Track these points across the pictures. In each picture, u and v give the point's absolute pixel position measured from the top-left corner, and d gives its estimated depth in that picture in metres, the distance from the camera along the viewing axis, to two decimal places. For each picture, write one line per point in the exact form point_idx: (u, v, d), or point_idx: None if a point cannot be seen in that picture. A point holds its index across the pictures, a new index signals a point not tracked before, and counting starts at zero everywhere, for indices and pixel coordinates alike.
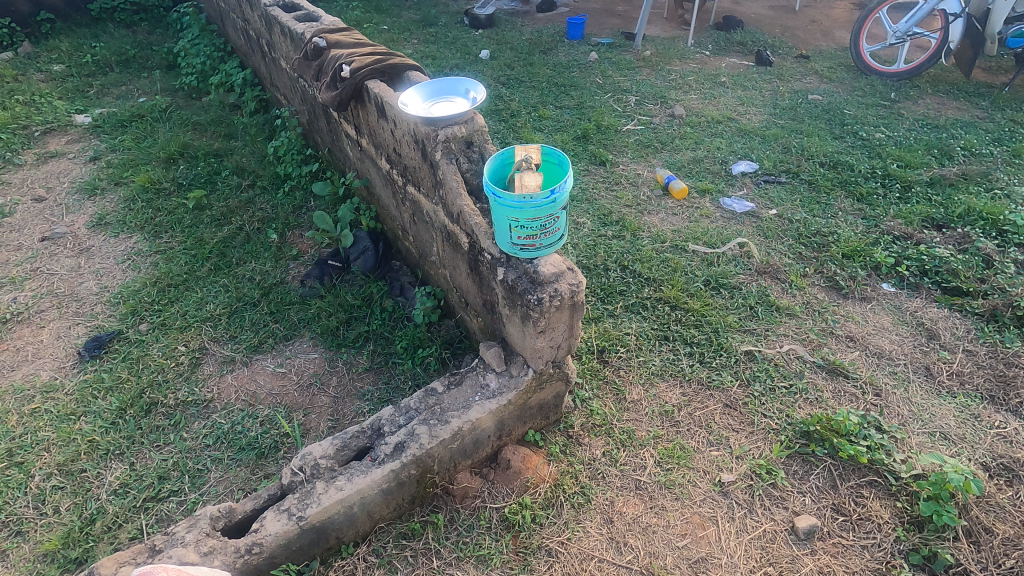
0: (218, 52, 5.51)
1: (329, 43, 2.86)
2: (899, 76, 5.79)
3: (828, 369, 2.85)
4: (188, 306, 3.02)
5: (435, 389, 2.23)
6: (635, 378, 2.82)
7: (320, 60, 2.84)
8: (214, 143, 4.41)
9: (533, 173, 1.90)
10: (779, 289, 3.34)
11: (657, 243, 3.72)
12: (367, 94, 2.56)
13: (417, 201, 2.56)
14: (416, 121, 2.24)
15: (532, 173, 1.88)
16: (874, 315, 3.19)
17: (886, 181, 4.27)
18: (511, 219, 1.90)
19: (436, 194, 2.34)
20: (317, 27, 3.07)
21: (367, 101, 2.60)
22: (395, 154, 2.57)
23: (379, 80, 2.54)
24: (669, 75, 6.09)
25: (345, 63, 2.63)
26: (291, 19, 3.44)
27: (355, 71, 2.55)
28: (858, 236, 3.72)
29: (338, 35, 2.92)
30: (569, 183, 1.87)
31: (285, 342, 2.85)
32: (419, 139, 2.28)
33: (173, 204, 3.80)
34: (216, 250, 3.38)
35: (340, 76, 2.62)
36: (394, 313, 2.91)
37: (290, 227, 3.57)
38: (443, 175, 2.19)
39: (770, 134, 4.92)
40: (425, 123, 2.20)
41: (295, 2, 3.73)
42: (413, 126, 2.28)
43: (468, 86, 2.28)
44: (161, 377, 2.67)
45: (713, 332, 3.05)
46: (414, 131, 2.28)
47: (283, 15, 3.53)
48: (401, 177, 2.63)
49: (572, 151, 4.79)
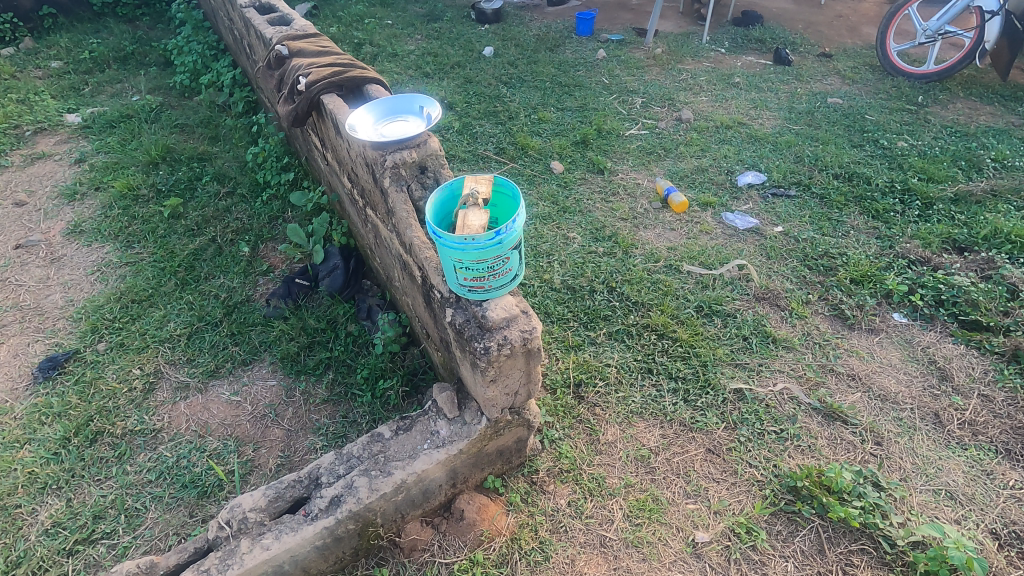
0: (212, 50, 5.40)
1: (292, 52, 2.75)
2: (928, 79, 5.39)
3: (825, 413, 2.60)
4: (149, 325, 2.91)
5: (381, 435, 2.06)
6: (612, 417, 2.61)
7: (282, 70, 2.74)
8: (199, 146, 4.30)
9: (481, 211, 1.73)
10: (777, 318, 3.09)
11: (649, 262, 3.49)
12: (323, 108, 2.43)
13: (376, 225, 2.39)
14: (365, 145, 2.08)
15: (479, 212, 1.72)
16: (880, 350, 2.93)
17: (906, 197, 3.95)
18: (455, 260, 1.72)
19: (389, 222, 2.17)
20: (284, 34, 2.97)
21: (324, 116, 2.47)
22: (353, 174, 2.41)
23: (336, 94, 2.43)
24: (680, 75, 5.78)
25: (303, 75, 2.51)
26: (264, 22, 3.34)
27: (310, 84, 2.43)
28: (869, 259, 3.43)
29: (302, 43, 2.81)
30: (520, 221, 1.69)
31: (243, 367, 2.72)
32: (369, 162, 2.11)
33: (148, 212, 3.69)
34: (185, 264, 3.27)
35: (297, 89, 2.50)
36: (358, 339, 2.76)
37: (263, 240, 3.44)
38: (392, 204, 2.02)
39: (782, 141, 4.62)
40: (374, 148, 2.04)
41: (272, 4, 3.62)
42: (363, 149, 2.12)
43: (422, 103, 2.16)
44: (112, 403, 2.56)
45: (701, 365, 2.82)
46: (364, 155, 2.11)
47: (258, 19, 3.40)
48: (361, 198, 2.47)
49: (570, 157, 4.54)
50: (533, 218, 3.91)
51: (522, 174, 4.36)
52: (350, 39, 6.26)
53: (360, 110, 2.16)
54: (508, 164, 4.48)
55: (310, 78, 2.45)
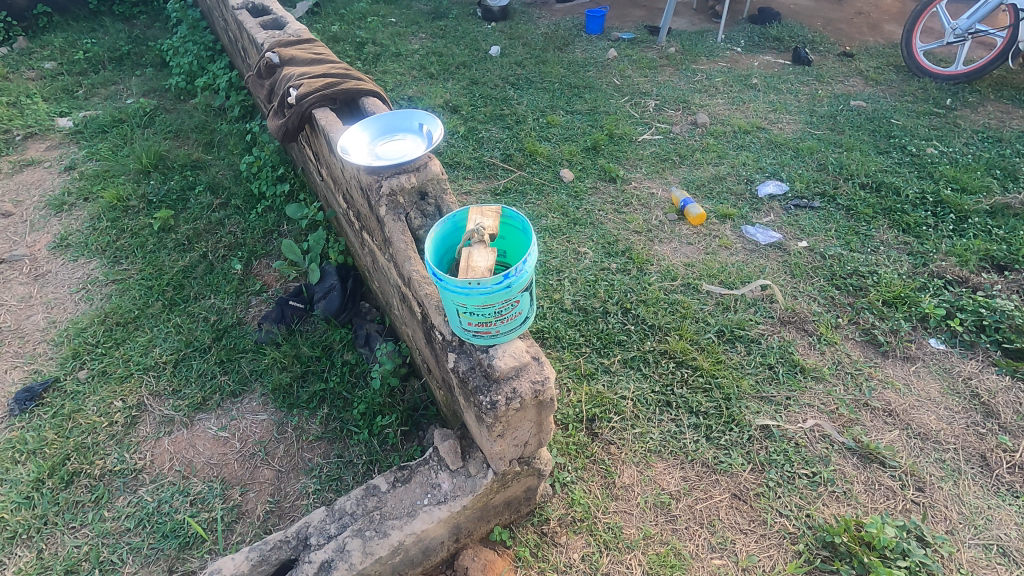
0: (208, 51, 5.20)
1: (284, 60, 2.63)
2: (957, 80, 5.12)
3: (860, 454, 2.40)
4: (133, 350, 2.73)
5: (377, 487, 1.87)
6: (629, 456, 2.42)
7: (273, 79, 2.61)
8: (192, 153, 4.11)
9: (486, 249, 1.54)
10: (804, 345, 2.88)
11: (666, 281, 3.28)
12: (315, 123, 2.27)
13: (373, 250, 2.20)
14: (359, 169, 1.89)
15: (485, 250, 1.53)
16: (917, 381, 2.72)
17: (938, 210, 3.71)
18: (458, 304, 1.52)
19: (386, 250, 1.97)
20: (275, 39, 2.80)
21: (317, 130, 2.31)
22: (348, 195, 2.22)
23: (329, 108, 2.27)
24: (694, 76, 5.54)
25: (293, 86, 2.35)
26: (256, 25, 3.18)
27: (302, 96, 2.26)
28: (902, 278, 3.20)
29: (294, 50, 2.66)
30: (532, 261, 1.49)
31: (232, 399, 2.54)
32: (364, 187, 1.92)
33: (138, 226, 3.51)
34: (174, 283, 3.09)
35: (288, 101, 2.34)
36: (355, 368, 2.57)
37: (256, 256, 3.26)
38: (388, 234, 1.83)
39: (804, 147, 4.38)
40: (368, 172, 1.85)
41: (264, 6, 3.47)
42: (356, 174, 1.93)
43: (422, 120, 1.95)
44: (90, 440, 2.38)
45: (724, 399, 2.62)
46: (359, 179, 1.92)
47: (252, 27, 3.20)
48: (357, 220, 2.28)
49: (580, 165, 4.32)
50: (542, 230, 3.71)
51: (530, 182, 4.15)
52: (352, 38, 6.05)
53: (356, 124, 1.97)
54: (515, 172, 4.27)
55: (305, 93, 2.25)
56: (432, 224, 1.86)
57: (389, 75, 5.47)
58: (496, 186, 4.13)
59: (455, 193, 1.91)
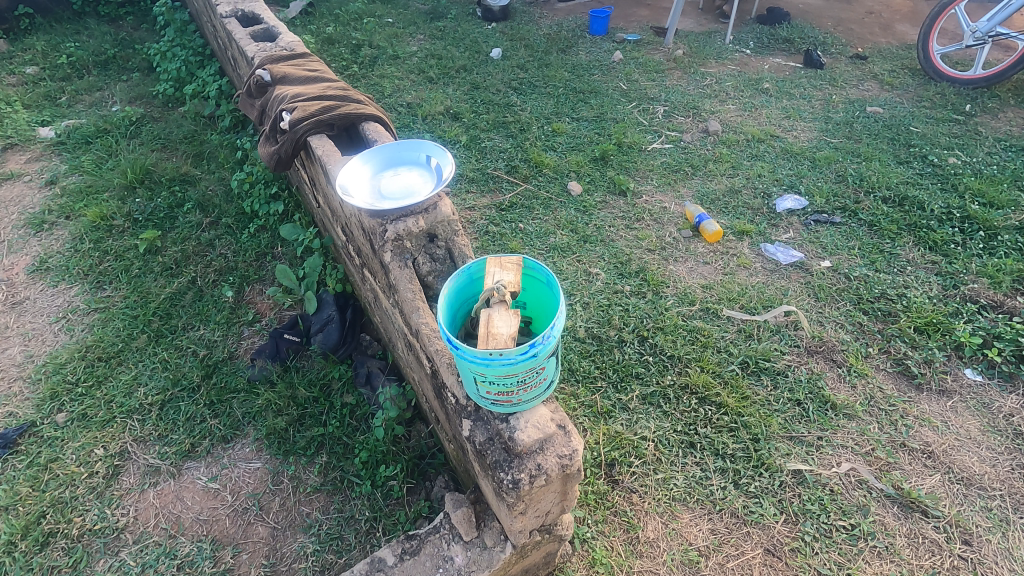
0: (197, 56, 4.97)
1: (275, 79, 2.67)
2: (976, 84, 4.94)
3: (901, 502, 2.24)
4: (116, 390, 2.54)
5: (383, 561, 1.70)
6: (652, 507, 2.26)
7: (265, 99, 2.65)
8: (181, 166, 3.89)
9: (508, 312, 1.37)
10: (834, 377, 2.71)
11: (683, 305, 3.10)
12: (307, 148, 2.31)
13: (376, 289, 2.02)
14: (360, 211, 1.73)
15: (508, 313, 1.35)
16: (955, 417, 2.56)
17: (966, 226, 3.53)
18: (476, 373, 1.34)
19: (391, 297, 1.79)
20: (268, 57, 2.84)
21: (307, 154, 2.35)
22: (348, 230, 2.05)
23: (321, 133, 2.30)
24: (703, 79, 5.35)
25: (284, 110, 2.39)
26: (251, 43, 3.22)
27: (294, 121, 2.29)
28: (932, 303, 3.03)
29: (287, 69, 2.71)
30: (561, 326, 1.32)
31: (223, 445, 2.36)
32: (366, 230, 1.75)
33: (122, 247, 3.30)
34: (160, 312, 2.89)
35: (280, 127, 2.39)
36: (356, 411, 2.40)
37: (249, 281, 3.06)
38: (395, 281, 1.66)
39: (821, 157, 4.20)
40: (370, 216, 1.71)
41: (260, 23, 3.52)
42: (358, 215, 1.75)
43: (430, 152, 1.84)
44: (68, 494, 2.19)
45: (751, 439, 2.46)
46: (360, 220, 1.75)
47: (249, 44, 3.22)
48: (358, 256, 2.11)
49: (588, 176, 4.13)
50: (551, 249, 3.52)
51: (537, 196, 3.95)
52: (348, 40, 5.81)
53: (355, 158, 1.82)
54: (520, 185, 4.07)
55: (301, 116, 2.27)
56: (443, 271, 1.73)
57: (386, 80, 5.25)
58: (502, 200, 3.93)
59: (467, 237, 1.75)
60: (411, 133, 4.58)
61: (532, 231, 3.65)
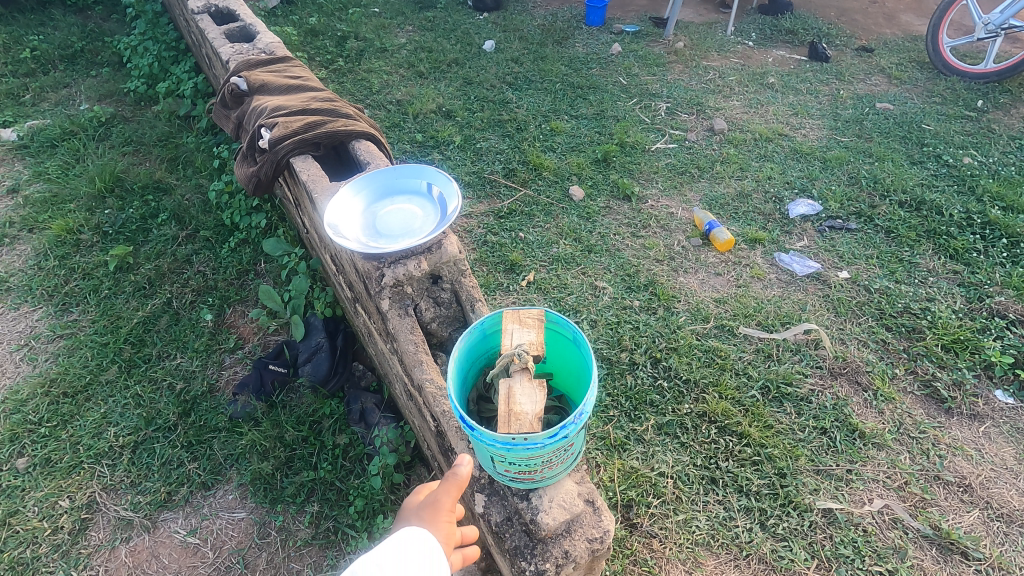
0: (171, 51, 4.66)
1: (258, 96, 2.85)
2: (987, 78, 4.77)
3: (940, 544, 2.09)
4: (83, 430, 2.31)
5: None
6: (675, 553, 2.08)
7: (249, 112, 2.82)
8: (155, 172, 3.62)
9: (531, 381, 1.32)
10: (860, 403, 2.54)
11: (697, 322, 2.91)
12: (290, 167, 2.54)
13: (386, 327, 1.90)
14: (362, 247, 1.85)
15: (530, 385, 1.31)
16: (989, 445, 2.41)
17: (987, 232, 3.37)
18: (494, 454, 1.21)
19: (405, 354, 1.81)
20: (247, 71, 2.96)
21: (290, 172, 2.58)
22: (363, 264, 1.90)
23: (306, 154, 2.53)
24: (705, 74, 5.13)
25: (268, 130, 2.58)
26: (234, 54, 3.24)
27: (277, 142, 2.49)
28: (958, 318, 2.87)
29: (271, 85, 2.89)
30: (590, 411, 1.18)
31: (203, 493, 2.14)
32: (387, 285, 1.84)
33: (90, 264, 3.03)
34: (133, 339, 2.65)
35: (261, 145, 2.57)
36: (350, 451, 2.20)
37: (230, 302, 2.83)
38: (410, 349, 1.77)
39: (832, 157, 4.01)
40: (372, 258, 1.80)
41: (241, 31, 3.51)
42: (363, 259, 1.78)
43: (432, 181, 2.03)
44: (29, 556, 1.97)
45: (777, 474, 2.29)
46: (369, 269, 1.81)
47: (225, 45, 3.33)
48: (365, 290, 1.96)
49: (590, 180, 3.90)
50: (554, 260, 3.30)
51: (537, 203, 3.73)
52: (332, 32, 5.50)
53: (348, 189, 2.01)
54: (519, 190, 3.84)
55: (287, 136, 2.49)
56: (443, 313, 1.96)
57: (374, 75, 4.97)
58: (500, 206, 3.71)
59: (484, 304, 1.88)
60: (402, 134, 4.33)
61: (534, 241, 3.43)
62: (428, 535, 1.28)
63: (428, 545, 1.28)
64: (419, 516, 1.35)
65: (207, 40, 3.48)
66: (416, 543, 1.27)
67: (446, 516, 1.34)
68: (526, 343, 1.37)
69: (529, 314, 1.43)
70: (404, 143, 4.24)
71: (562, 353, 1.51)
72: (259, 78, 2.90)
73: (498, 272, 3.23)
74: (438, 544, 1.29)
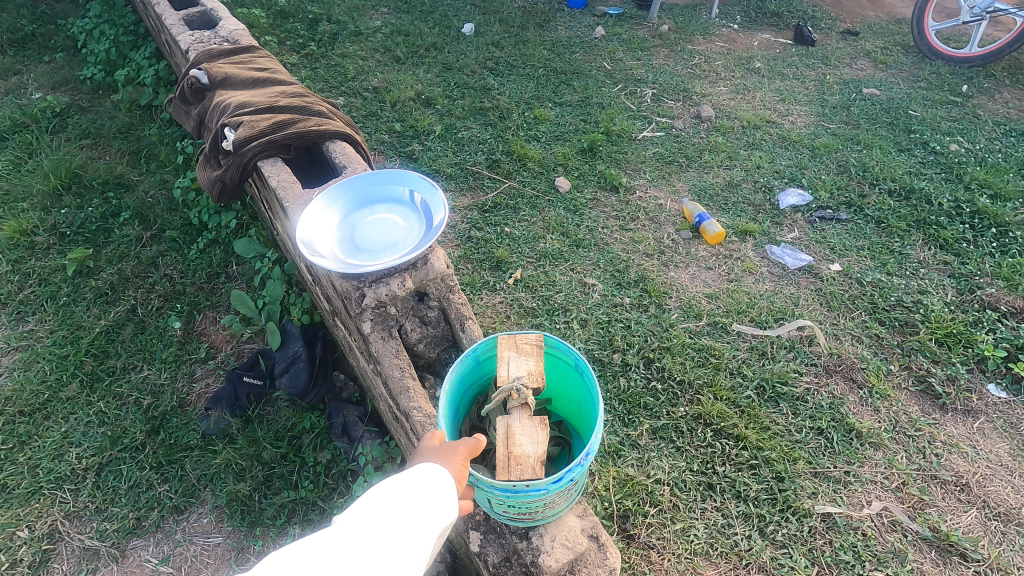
0: (130, 36, 4.37)
1: (222, 92, 2.67)
2: (971, 63, 4.74)
3: (939, 546, 2.07)
4: (43, 453, 2.15)
5: None
6: (673, 564, 2.03)
7: (211, 110, 2.63)
8: (115, 167, 3.39)
9: (529, 416, 1.49)
10: (856, 401, 2.50)
11: (689, 319, 2.83)
12: (258, 170, 2.38)
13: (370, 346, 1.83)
14: (337, 260, 1.73)
15: (530, 423, 1.47)
16: (984, 441, 2.39)
17: (976, 221, 3.35)
18: (495, 498, 1.37)
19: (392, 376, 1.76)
20: (208, 64, 2.76)
21: (257, 175, 2.42)
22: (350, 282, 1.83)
23: (276, 158, 2.38)
24: (691, 58, 5.00)
25: (232, 129, 2.41)
26: (194, 41, 3.06)
27: (242, 144, 2.33)
28: (950, 312, 2.84)
29: (234, 80, 2.70)
30: (595, 452, 1.39)
31: (176, 517, 2.01)
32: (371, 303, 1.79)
33: (46, 268, 2.83)
34: (95, 351, 2.48)
35: (225, 146, 2.40)
36: (332, 468, 2.09)
37: (199, 307, 2.67)
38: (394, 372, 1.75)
39: (821, 145, 3.94)
40: (347, 274, 1.67)
41: (202, 16, 3.32)
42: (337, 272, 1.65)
43: (414, 188, 1.94)
44: None
45: (774, 478, 2.24)
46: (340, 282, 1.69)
47: (184, 33, 3.13)
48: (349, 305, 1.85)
49: (576, 170, 3.77)
50: (541, 256, 3.18)
51: (523, 195, 3.59)
52: (303, 14, 5.23)
53: (322, 200, 1.89)
54: (503, 182, 3.70)
55: (253, 137, 2.34)
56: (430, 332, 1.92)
57: (348, 59, 4.75)
58: (484, 200, 3.57)
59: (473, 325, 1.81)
60: (379, 123, 4.14)
61: (520, 235, 3.31)
62: (444, 473, 1.29)
63: (441, 481, 1.29)
64: (435, 453, 1.38)
65: (165, 26, 3.28)
66: (428, 479, 1.28)
67: (462, 458, 1.36)
68: (524, 376, 1.52)
69: (528, 342, 1.59)
70: (381, 133, 4.06)
71: (562, 378, 1.78)
72: (221, 71, 2.71)
73: (483, 269, 3.11)
74: (451, 481, 1.30)
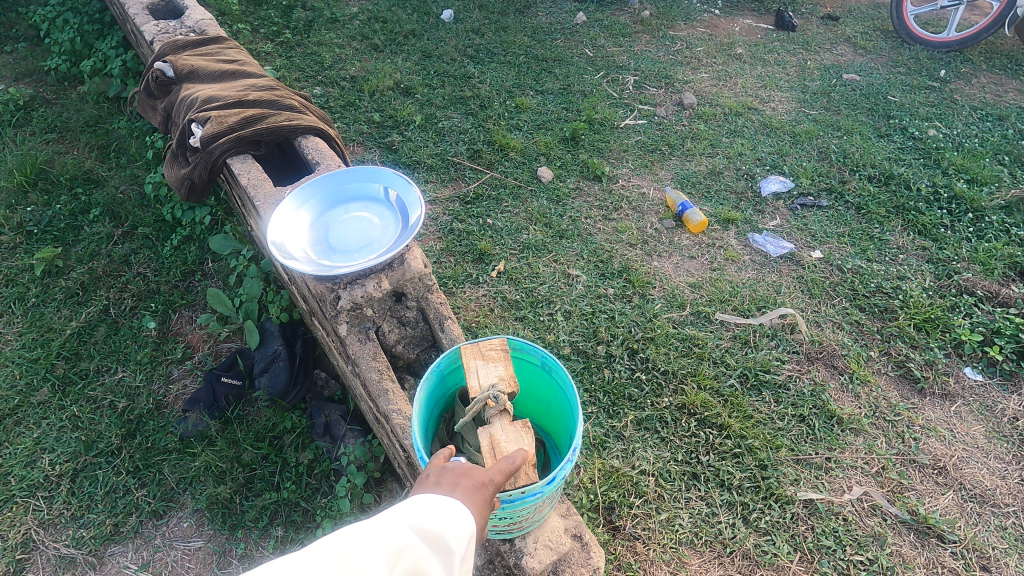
0: (95, 24, 4.22)
1: (188, 86, 2.59)
2: (949, 47, 4.77)
3: (917, 528, 2.10)
4: (14, 460, 2.09)
5: None
6: (658, 555, 2.04)
7: (178, 104, 2.55)
8: (82, 161, 3.28)
9: (509, 421, 1.49)
10: (837, 388, 2.53)
11: (673, 309, 2.83)
12: (227, 168, 2.32)
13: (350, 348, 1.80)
14: (307, 263, 1.69)
15: (512, 427, 1.48)
16: (961, 424, 2.43)
17: (954, 206, 3.38)
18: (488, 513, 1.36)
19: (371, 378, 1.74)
20: (174, 56, 2.67)
21: (227, 172, 2.36)
22: (325, 283, 1.80)
23: (247, 156, 2.32)
24: (673, 44, 4.97)
25: (199, 126, 2.34)
26: (160, 31, 2.97)
27: (209, 141, 2.26)
28: (928, 297, 2.88)
29: (202, 73, 2.62)
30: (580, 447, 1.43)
31: (154, 522, 1.98)
32: (346, 304, 1.76)
33: (13, 269, 2.73)
34: (68, 353, 2.41)
35: (191, 143, 2.33)
36: (315, 469, 2.07)
37: (174, 306, 2.61)
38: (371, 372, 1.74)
39: (802, 131, 3.95)
40: (319, 277, 1.64)
41: (167, 5, 3.23)
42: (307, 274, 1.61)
43: (389, 185, 1.90)
44: None
45: (757, 466, 2.26)
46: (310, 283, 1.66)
47: (148, 23, 3.04)
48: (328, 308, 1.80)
49: (559, 159, 3.74)
50: (524, 248, 3.15)
51: (505, 185, 3.56)
52: None
53: (290, 198, 1.84)
54: (485, 172, 3.66)
55: (222, 133, 2.27)
56: (409, 332, 1.91)
57: (324, 48, 4.63)
58: (466, 191, 3.53)
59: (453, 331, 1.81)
60: (357, 113, 4.05)
61: (502, 227, 3.27)
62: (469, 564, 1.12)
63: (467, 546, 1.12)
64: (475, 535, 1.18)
65: (129, 17, 3.19)
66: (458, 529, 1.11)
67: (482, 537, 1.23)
68: (498, 382, 1.52)
69: (493, 348, 1.59)
70: (360, 124, 3.98)
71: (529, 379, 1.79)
72: (187, 64, 2.63)
73: (466, 262, 3.08)
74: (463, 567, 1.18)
